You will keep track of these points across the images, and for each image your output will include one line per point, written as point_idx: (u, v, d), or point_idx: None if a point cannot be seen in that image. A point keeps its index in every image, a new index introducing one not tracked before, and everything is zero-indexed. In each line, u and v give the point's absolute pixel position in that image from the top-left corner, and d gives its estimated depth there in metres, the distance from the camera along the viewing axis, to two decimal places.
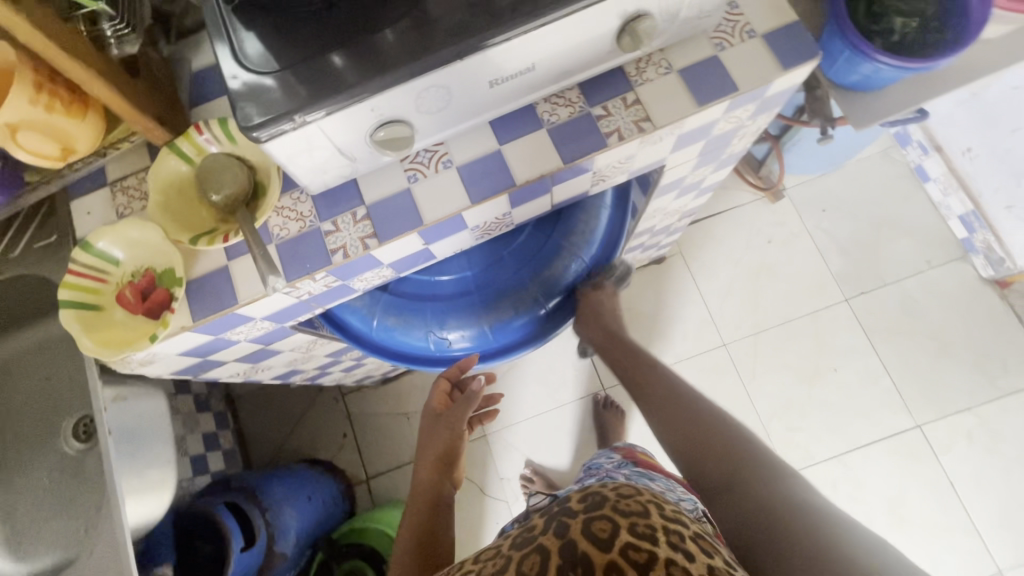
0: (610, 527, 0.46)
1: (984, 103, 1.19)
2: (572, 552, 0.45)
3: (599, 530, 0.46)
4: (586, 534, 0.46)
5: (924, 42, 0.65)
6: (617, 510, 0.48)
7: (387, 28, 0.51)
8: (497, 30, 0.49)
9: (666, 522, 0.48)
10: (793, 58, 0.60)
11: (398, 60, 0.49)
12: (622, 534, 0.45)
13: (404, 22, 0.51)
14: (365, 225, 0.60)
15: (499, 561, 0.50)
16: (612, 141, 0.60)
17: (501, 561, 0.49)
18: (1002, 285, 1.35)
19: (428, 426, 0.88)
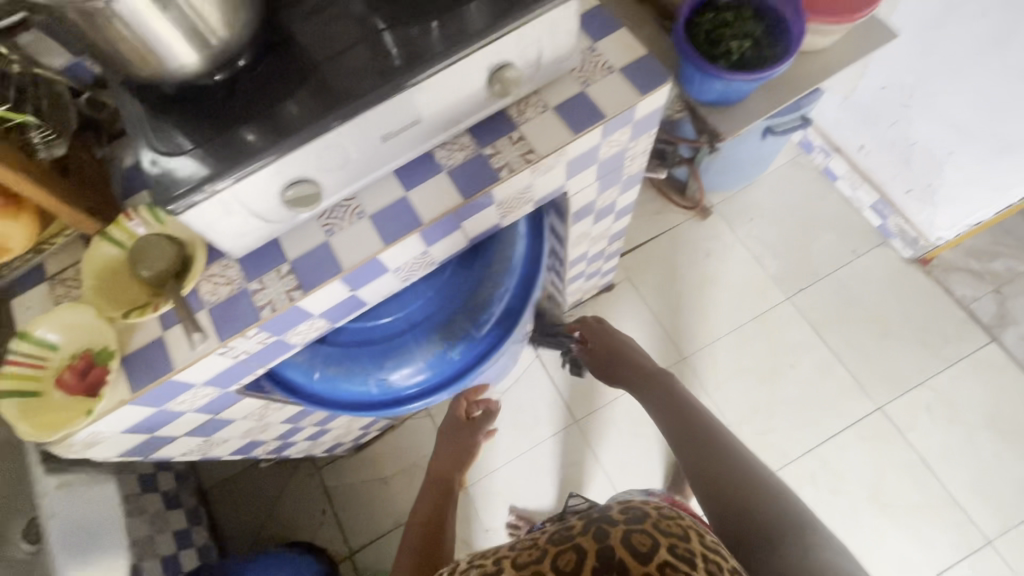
0: (649, 542, 0.51)
1: (861, 105, 1.36)
2: (610, 556, 0.50)
3: (639, 544, 0.51)
4: (626, 543, 0.51)
5: (760, 57, 0.75)
6: (657, 527, 0.53)
7: (290, 101, 0.59)
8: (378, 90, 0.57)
9: (704, 550, 0.53)
10: (648, 84, 0.70)
11: (299, 127, 0.57)
12: (661, 551, 0.50)
13: (305, 97, 0.59)
14: (290, 279, 0.65)
15: (537, 552, 0.55)
16: (504, 174, 0.67)
17: (539, 552, 0.55)
18: (925, 262, 1.45)
19: (449, 434, 1.05)
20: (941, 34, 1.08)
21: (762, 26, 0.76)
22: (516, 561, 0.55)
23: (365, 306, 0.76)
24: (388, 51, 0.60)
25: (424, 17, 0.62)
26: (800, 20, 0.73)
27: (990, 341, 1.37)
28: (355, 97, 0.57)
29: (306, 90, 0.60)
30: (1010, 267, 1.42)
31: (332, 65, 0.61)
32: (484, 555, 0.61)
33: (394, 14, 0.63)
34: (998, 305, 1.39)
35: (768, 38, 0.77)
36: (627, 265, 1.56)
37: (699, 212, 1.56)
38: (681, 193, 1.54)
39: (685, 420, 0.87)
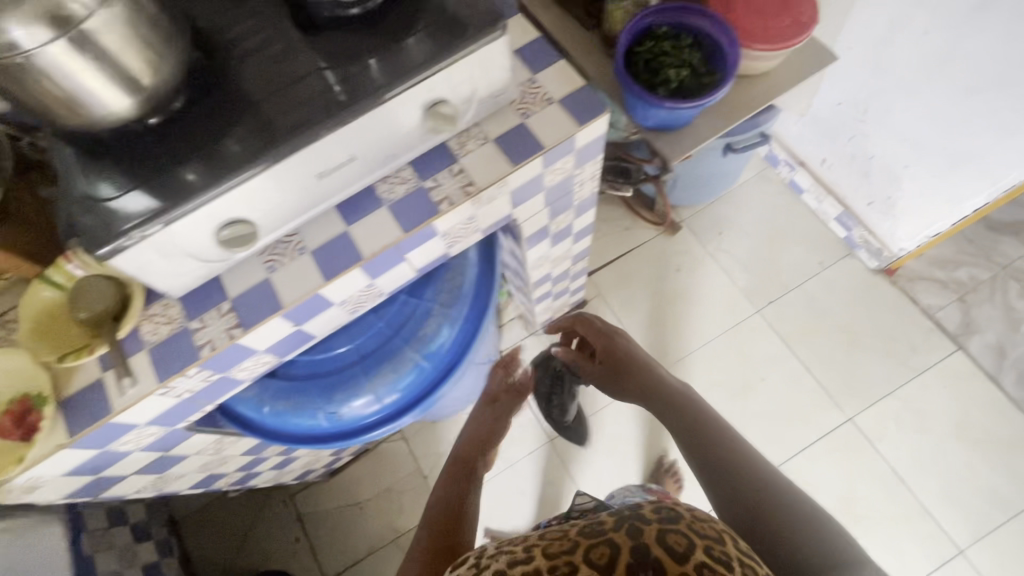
0: (685, 542, 0.48)
1: (820, 120, 1.38)
2: (645, 554, 0.47)
3: (676, 543, 0.48)
4: (663, 543, 0.48)
5: (698, 83, 0.77)
6: (694, 529, 0.50)
7: (229, 139, 0.60)
8: (313, 129, 0.58)
9: (740, 553, 0.50)
10: (585, 114, 0.71)
11: (237, 167, 0.57)
12: (698, 552, 0.47)
13: (243, 135, 0.59)
14: (230, 317, 0.65)
15: (568, 543, 0.51)
16: (444, 207, 0.68)
17: (569, 543, 0.51)
18: (890, 272, 1.46)
19: (476, 413, 1.01)
20: (888, 53, 1.10)
21: (700, 53, 0.78)
22: (545, 551, 0.51)
23: (314, 339, 0.76)
24: (330, 87, 0.61)
25: (360, 54, 0.63)
26: (734, 47, 0.75)
27: (956, 349, 1.38)
28: (289, 135, 0.58)
29: (244, 128, 0.60)
30: (973, 275, 1.43)
31: (270, 102, 0.61)
32: (506, 542, 0.56)
33: (331, 51, 0.63)
34: (963, 314, 1.40)
35: (707, 65, 0.79)
36: (598, 282, 1.57)
37: (667, 228, 1.58)
38: (649, 211, 1.56)
39: (694, 432, 0.73)
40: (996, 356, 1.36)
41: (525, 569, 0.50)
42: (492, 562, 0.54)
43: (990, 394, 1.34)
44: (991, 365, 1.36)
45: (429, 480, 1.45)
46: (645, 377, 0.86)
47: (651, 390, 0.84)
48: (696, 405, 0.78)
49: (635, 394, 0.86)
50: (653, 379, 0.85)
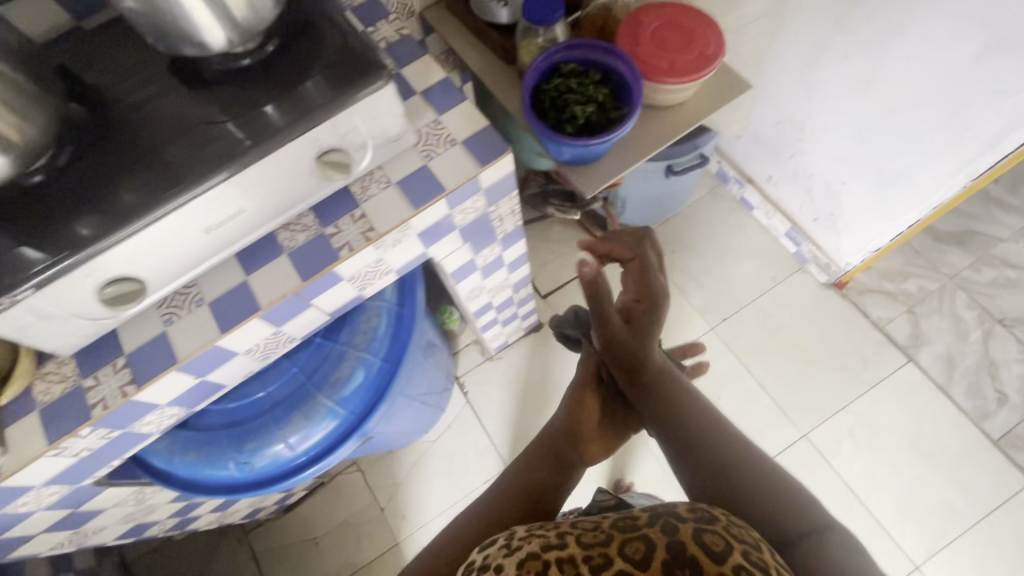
0: (723, 543, 0.47)
1: (762, 138, 1.40)
2: (681, 551, 0.46)
3: (712, 543, 0.46)
4: (698, 541, 0.47)
5: (606, 118, 0.78)
6: (731, 532, 0.48)
7: (125, 189, 0.59)
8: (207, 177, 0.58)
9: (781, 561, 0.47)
10: (487, 155, 0.71)
11: (126, 220, 0.56)
12: (736, 555, 0.46)
13: (138, 186, 0.58)
14: (124, 373, 0.64)
15: (603, 535, 0.50)
16: (344, 253, 0.67)
17: (603, 535, 0.50)
18: (840, 286, 1.47)
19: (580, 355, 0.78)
20: (817, 73, 1.12)
21: (607, 89, 0.79)
22: (579, 540, 0.50)
23: (225, 388, 0.75)
24: (226, 137, 0.60)
25: (255, 102, 0.62)
26: (638, 81, 0.76)
27: (907, 361, 1.38)
28: (180, 188, 0.57)
29: (140, 178, 0.59)
30: (922, 287, 1.44)
31: (166, 151, 0.61)
32: (554, 524, 0.55)
33: (226, 98, 0.63)
34: (912, 325, 1.41)
35: (614, 100, 0.79)
36: (554, 305, 1.57)
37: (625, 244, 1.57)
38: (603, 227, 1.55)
39: (674, 419, 0.63)
40: (946, 367, 1.36)
41: (559, 555, 0.49)
42: (523, 543, 0.52)
43: (942, 405, 1.34)
44: (942, 376, 1.36)
45: (386, 512, 1.43)
46: (643, 347, 0.68)
47: (645, 368, 0.67)
48: (692, 397, 0.65)
49: (622, 368, 0.69)
50: (650, 354, 0.68)
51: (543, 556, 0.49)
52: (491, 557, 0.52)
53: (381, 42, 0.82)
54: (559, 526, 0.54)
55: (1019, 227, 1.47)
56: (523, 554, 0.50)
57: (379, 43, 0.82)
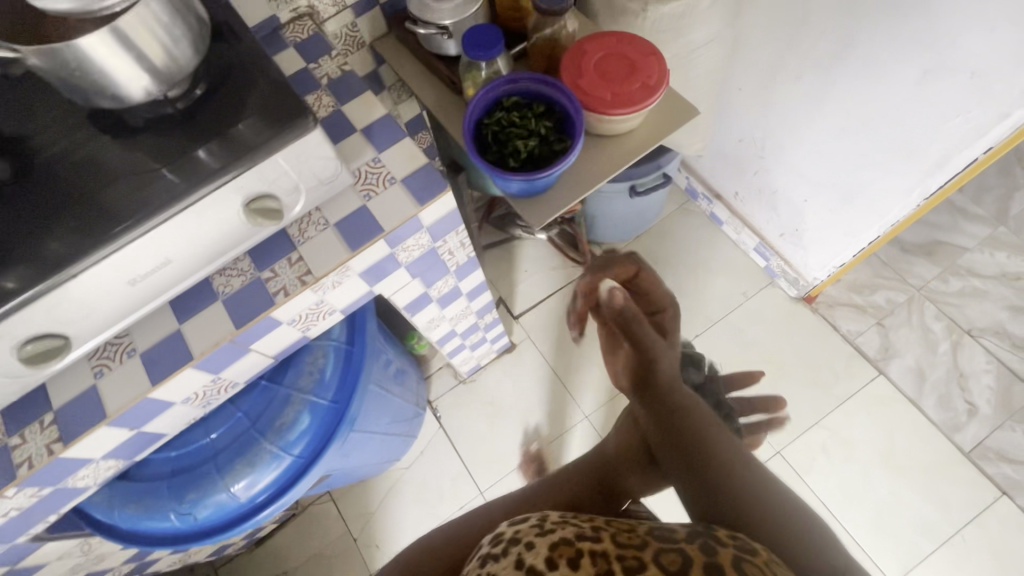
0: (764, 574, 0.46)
1: (726, 155, 1.40)
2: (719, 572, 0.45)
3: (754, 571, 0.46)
4: (739, 567, 0.46)
5: (549, 152, 0.77)
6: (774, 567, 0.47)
7: (51, 237, 0.56)
8: (133, 223, 0.56)
9: None
10: (426, 194, 0.70)
11: (35, 276, 0.54)
12: None
13: (61, 235, 0.56)
14: (51, 431, 0.62)
15: (638, 539, 0.51)
16: (279, 298, 0.66)
17: (638, 540, 0.51)
18: (810, 300, 1.47)
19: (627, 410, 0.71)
20: (773, 91, 1.12)
21: (549, 122, 0.79)
22: (613, 537, 0.52)
23: (167, 435, 0.74)
24: (153, 181, 0.59)
25: (184, 145, 0.61)
26: (580, 114, 0.76)
27: (878, 374, 1.38)
28: (104, 235, 0.56)
29: (68, 225, 0.57)
30: (891, 299, 1.44)
31: (92, 197, 0.59)
32: (591, 519, 0.56)
33: (156, 142, 0.62)
34: (882, 338, 1.41)
35: (559, 132, 0.79)
36: (527, 325, 1.56)
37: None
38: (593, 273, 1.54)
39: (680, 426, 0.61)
40: (916, 379, 1.36)
41: (593, 547, 0.50)
42: (556, 525, 0.54)
43: (913, 418, 1.33)
44: (912, 389, 1.35)
45: (359, 543, 1.40)
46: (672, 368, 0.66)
47: (657, 372, 0.65)
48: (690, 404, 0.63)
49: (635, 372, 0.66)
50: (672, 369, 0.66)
51: (576, 544, 0.51)
52: (523, 532, 0.54)
53: (323, 78, 0.81)
54: (595, 522, 0.56)
55: (984, 236, 1.48)
56: (556, 537, 0.52)
57: (321, 78, 0.81)
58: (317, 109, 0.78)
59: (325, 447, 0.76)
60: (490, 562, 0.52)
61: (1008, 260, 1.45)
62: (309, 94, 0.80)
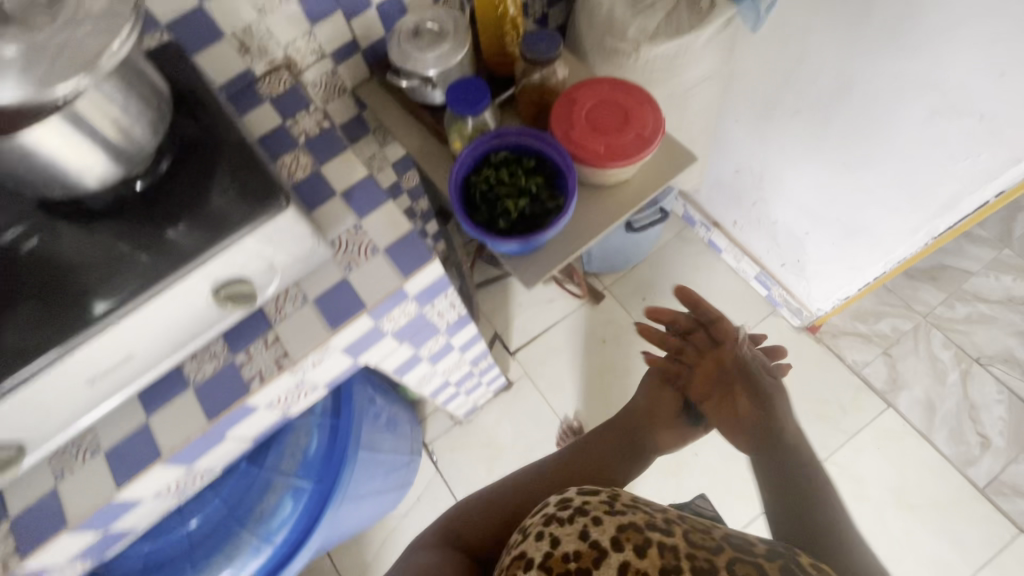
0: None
1: (724, 184, 1.36)
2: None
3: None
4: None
5: (541, 212, 0.73)
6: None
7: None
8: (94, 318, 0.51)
9: None
10: (411, 265, 0.66)
11: None
12: None
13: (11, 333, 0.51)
14: (8, 542, 0.57)
15: (712, 543, 0.61)
16: (254, 385, 0.61)
17: (711, 543, 0.61)
18: (814, 329, 1.42)
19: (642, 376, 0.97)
20: (771, 123, 1.09)
21: (540, 178, 0.74)
22: (685, 534, 0.62)
23: (138, 530, 0.69)
24: (114, 268, 0.55)
25: (150, 226, 0.57)
26: (573, 172, 0.72)
27: (886, 407, 1.34)
28: (60, 335, 0.51)
29: (18, 322, 0.52)
30: (896, 327, 1.40)
31: (43, 288, 0.54)
32: (662, 512, 0.66)
33: (120, 222, 0.58)
34: (889, 369, 1.37)
35: (551, 188, 0.75)
36: (524, 361, 1.52)
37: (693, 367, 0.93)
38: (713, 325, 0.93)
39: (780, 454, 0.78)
40: (926, 413, 1.32)
41: (662, 538, 0.60)
42: (625, 508, 0.65)
43: (925, 453, 1.29)
44: (922, 422, 1.32)
45: None
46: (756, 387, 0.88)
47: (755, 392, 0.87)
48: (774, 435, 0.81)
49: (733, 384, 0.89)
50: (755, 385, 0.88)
51: (645, 532, 0.61)
52: (592, 505, 0.64)
53: (301, 135, 0.77)
54: (665, 515, 0.65)
55: (988, 259, 1.45)
56: (626, 519, 0.62)
57: (298, 136, 0.77)
58: (294, 170, 0.74)
59: (309, 534, 0.74)
60: (556, 522, 0.63)
61: (1014, 283, 1.42)
62: (285, 154, 0.75)
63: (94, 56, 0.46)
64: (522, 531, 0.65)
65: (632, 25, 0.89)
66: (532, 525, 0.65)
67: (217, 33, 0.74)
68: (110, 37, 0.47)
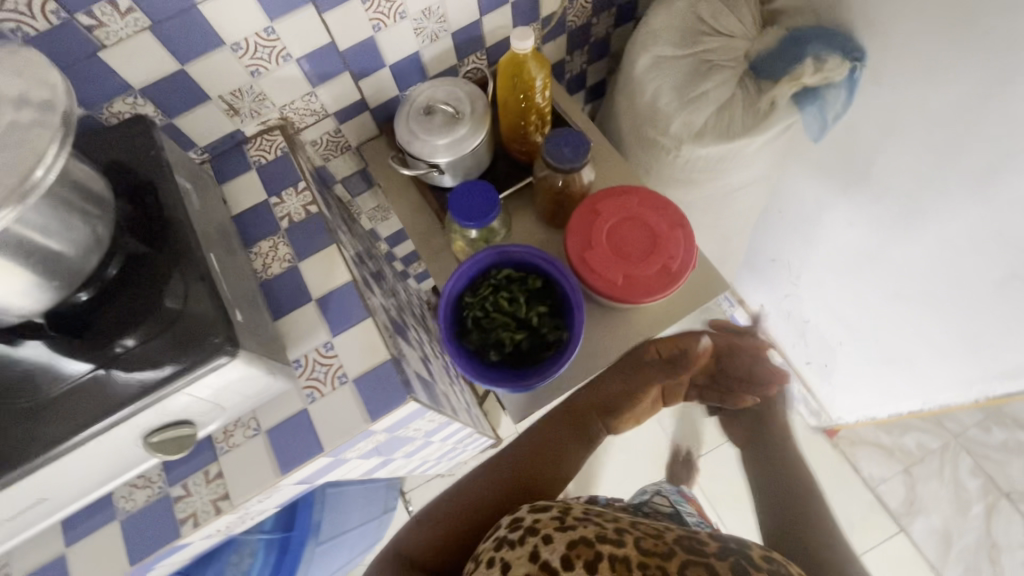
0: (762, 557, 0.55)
1: (756, 268, 1.24)
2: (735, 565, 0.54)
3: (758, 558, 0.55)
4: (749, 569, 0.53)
5: (540, 348, 0.64)
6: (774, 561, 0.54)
7: None
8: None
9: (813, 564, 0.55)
10: (383, 406, 0.58)
11: None
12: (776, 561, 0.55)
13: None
14: None
15: (664, 547, 0.57)
16: (186, 528, 0.54)
17: (664, 547, 0.56)
18: (831, 433, 1.31)
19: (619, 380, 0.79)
20: (820, 227, 0.97)
21: (546, 307, 0.65)
22: (638, 543, 0.57)
23: None
24: (27, 404, 0.47)
25: (79, 349, 0.48)
26: (583, 312, 0.62)
27: (897, 531, 1.24)
28: None
29: None
30: (922, 444, 1.29)
31: None
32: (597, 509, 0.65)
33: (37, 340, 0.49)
34: (907, 489, 1.27)
35: (555, 318, 0.65)
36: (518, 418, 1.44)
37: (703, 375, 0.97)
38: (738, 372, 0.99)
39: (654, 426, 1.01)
40: (940, 544, 1.23)
41: (612, 551, 0.56)
42: (576, 524, 0.59)
43: None
44: (935, 554, 1.22)
45: None
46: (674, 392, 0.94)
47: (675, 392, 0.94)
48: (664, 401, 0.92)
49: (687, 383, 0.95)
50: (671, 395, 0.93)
51: (596, 546, 0.56)
52: (542, 523, 0.60)
53: (284, 217, 0.68)
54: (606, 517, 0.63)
55: None
56: (576, 533, 0.57)
57: (281, 218, 0.68)
58: (271, 262, 0.65)
59: None
60: (507, 546, 0.60)
61: None
62: (264, 239, 0.67)
63: (3, 194, 0.37)
64: (475, 558, 0.62)
65: (676, 119, 0.78)
66: (483, 553, 0.61)
67: (200, 96, 0.65)
68: (32, 163, 0.38)
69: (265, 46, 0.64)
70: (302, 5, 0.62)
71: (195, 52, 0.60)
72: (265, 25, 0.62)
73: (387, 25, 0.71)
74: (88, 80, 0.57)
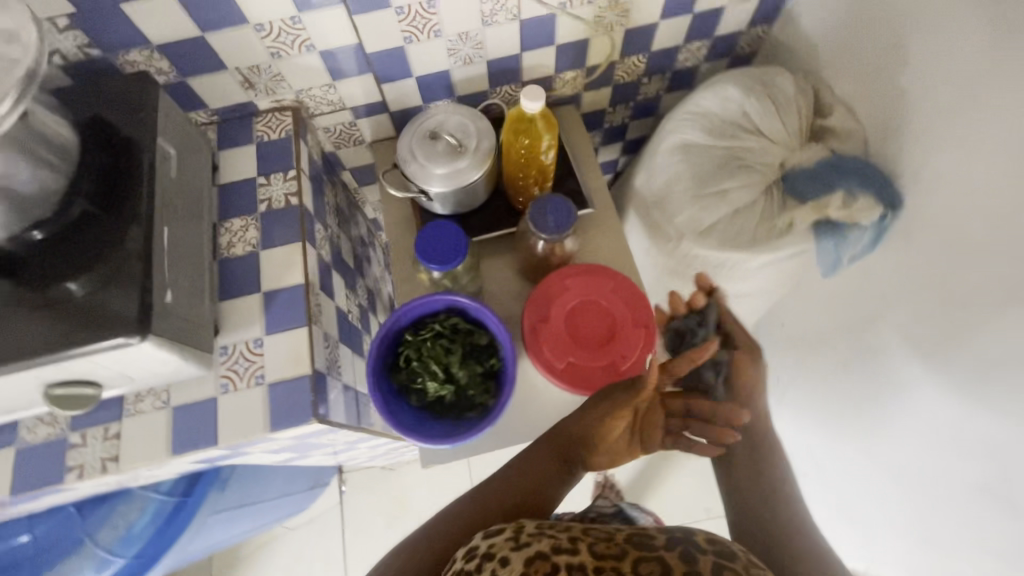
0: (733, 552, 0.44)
1: None
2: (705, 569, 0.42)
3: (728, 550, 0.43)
4: None
5: (464, 405, 0.63)
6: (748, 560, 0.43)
7: None
8: None
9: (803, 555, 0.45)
10: (286, 420, 0.58)
11: None
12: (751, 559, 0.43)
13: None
14: None
15: (617, 550, 0.44)
16: (70, 477, 0.56)
17: (618, 548, 0.44)
18: None
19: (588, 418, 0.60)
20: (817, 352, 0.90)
21: (481, 367, 0.63)
22: (591, 548, 0.44)
23: None
24: None
25: (6, 289, 0.50)
26: (512, 385, 0.60)
27: None
28: None
29: None
30: None
31: None
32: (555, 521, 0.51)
33: None
34: None
35: (487, 380, 0.64)
36: None
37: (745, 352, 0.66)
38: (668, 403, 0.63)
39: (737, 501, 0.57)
40: None
41: (570, 561, 0.43)
42: (531, 543, 0.45)
43: None
44: None
45: None
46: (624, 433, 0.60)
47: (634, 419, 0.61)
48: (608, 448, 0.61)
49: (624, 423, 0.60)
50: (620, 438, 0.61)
51: (553, 560, 0.43)
52: (498, 547, 0.45)
53: (264, 200, 0.68)
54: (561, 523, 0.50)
55: None
56: (530, 551, 0.43)
57: (261, 201, 0.68)
58: (235, 242, 0.66)
59: None
60: None
61: None
62: (238, 216, 0.67)
63: None
64: None
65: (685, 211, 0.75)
66: None
67: (216, 63, 0.65)
68: None
69: (288, 33, 0.63)
70: (333, 4, 0.61)
71: (218, 23, 0.60)
72: (292, 14, 0.61)
73: (419, 40, 0.69)
74: (107, 25, 0.58)
